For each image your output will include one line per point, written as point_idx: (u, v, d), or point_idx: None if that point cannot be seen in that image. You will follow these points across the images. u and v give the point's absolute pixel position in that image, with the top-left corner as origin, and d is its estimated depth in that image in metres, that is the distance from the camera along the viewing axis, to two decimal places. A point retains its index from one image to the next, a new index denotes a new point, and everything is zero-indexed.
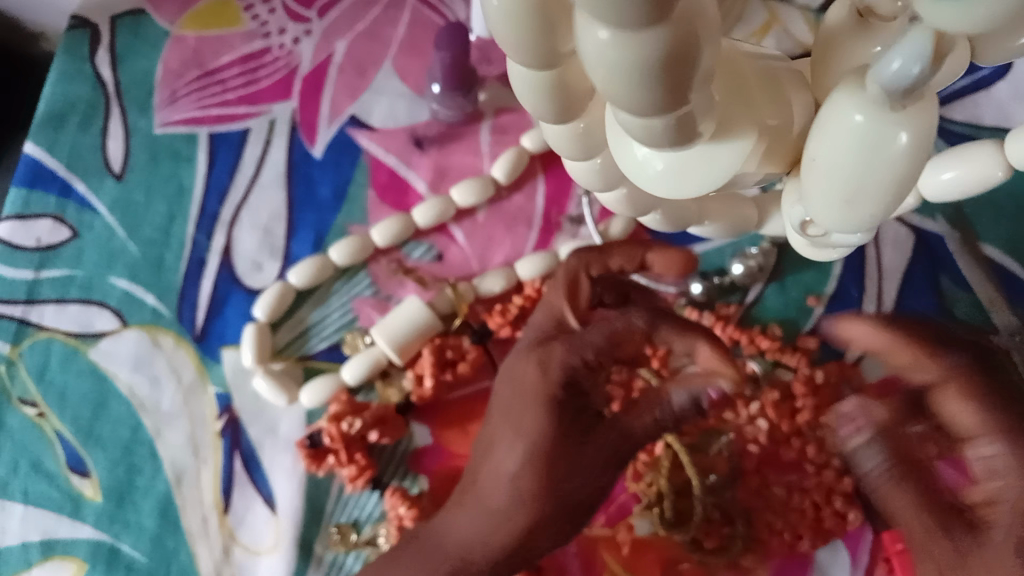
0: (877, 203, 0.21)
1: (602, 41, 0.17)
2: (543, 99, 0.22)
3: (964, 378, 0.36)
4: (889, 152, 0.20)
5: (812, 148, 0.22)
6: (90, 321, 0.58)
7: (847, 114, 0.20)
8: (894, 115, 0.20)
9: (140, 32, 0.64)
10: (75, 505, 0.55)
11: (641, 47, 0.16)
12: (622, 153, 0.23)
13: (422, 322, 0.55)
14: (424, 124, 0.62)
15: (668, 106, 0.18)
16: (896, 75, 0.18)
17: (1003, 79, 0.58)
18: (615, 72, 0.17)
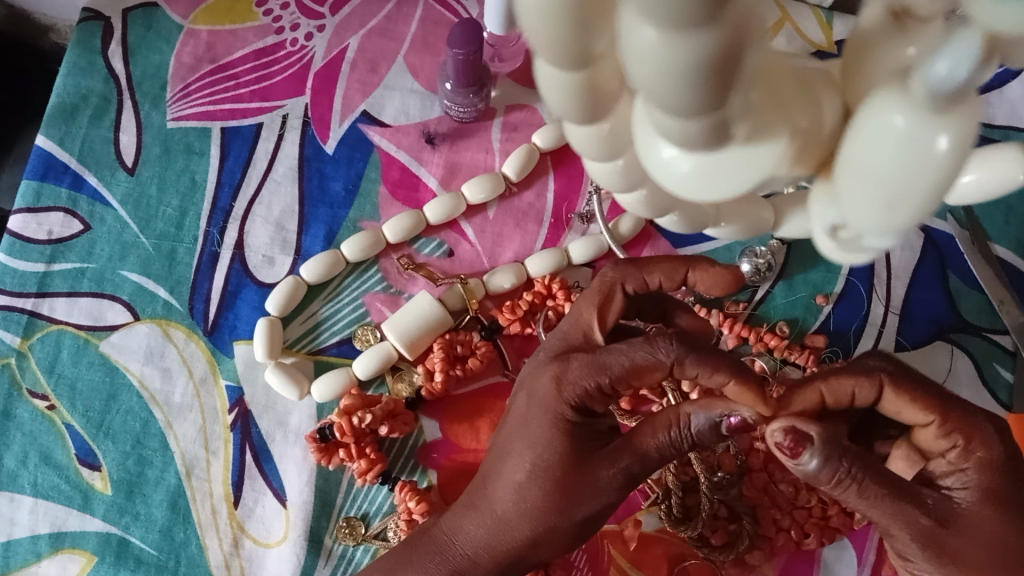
0: (917, 209, 0.19)
1: (648, 41, 0.16)
2: (573, 99, 0.20)
3: (898, 377, 0.40)
4: (933, 158, 0.18)
5: (848, 150, 0.20)
6: (101, 313, 0.59)
7: (887, 115, 0.18)
8: (939, 119, 0.18)
9: (152, 25, 0.64)
10: (85, 497, 0.56)
11: (690, 48, 0.16)
12: (648, 152, 0.21)
13: (433, 318, 0.56)
14: (436, 120, 0.62)
15: (708, 106, 0.17)
16: (942, 80, 0.17)
17: (1015, 79, 0.59)
18: (661, 71, 0.16)
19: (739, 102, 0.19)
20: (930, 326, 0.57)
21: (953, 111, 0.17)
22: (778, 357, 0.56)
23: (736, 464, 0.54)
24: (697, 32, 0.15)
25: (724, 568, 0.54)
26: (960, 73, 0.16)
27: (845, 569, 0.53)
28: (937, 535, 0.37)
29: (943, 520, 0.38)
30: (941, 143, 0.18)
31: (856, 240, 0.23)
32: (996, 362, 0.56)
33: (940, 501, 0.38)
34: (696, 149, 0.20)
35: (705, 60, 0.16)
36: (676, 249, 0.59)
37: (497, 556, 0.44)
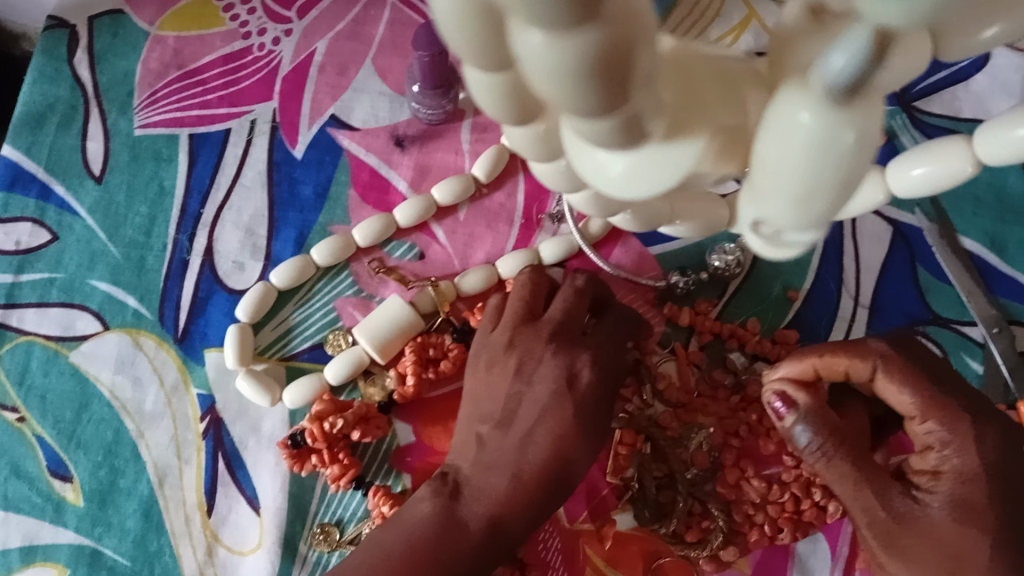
0: (831, 199, 0.20)
1: (536, 45, 0.16)
2: (499, 102, 0.21)
3: (892, 362, 0.44)
4: (837, 150, 0.19)
5: (760, 146, 0.20)
6: (71, 323, 0.58)
7: (792, 111, 0.19)
8: (840, 114, 0.18)
9: (119, 32, 0.64)
10: (57, 508, 0.55)
11: (575, 49, 0.16)
12: (577, 153, 0.21)
13: (404, 321, 0.56)
14: (405, 123, 0.62)
15: (611, 104, 0.17)
16: (837, 75, 0.17)
17: (981, 71, 0.59)
18: (553, 74, 0.16)
19: (647, 99, 0.19)
20: (900, 320, 0.57)
21: (853, 104, 0.18)
22: (749, 352, 0.56)
23: (709, 460, 0.54)
24: (580, 33, 0.15)
25: (699, 565, 0.53)
26: (852, 67, 0.17)
27: (819, 563, 0.53)
28: (888, 528, 0.42)
29: (900, 519, 0.42)
30: (846, 135, 0.18)
31: (779, 236, 0.24)
32: (965, 353, 0.56)
33: (905, 504, 0.42)
34: (619, 149, 0.20)
35: (593, 60, 0.16)
36: (648, 247, 0.59)
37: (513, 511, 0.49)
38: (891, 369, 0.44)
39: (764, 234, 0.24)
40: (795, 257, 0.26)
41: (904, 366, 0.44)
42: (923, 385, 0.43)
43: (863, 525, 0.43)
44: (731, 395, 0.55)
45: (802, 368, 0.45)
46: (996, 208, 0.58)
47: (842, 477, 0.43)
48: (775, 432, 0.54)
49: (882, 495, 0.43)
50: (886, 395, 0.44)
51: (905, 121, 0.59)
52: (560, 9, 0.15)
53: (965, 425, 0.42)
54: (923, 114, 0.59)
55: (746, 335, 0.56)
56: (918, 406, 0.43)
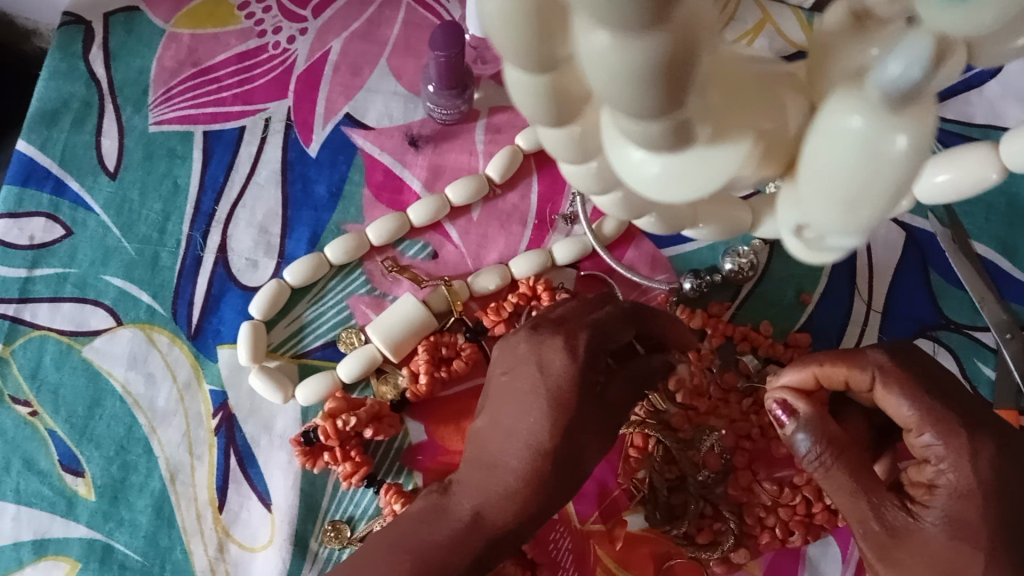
0: (878, 207, 0.20)
1: (600, 44, 0.16)
2: (541, 101, 0.20)
3: (888, 372, 0.43)
4: (890, 157, 0.19)
5: (807, 152, 0.20)
6: (84, 319, 0.58)
7: (844, 118, 0.19)
8: (896, 119, 0.18)
9: (134, 30, 0.64)
10: (69, 503, 0.55)
11: (639, 49, 0.16)
12: (616, 156, 0.21)
13: (417, 320, 0.56)
14: (419, 123, 0.62)
15: (665, 106, 0.18)
16: (894, 82, 0.17)
17: (995, 78, 0.59)
18: (615, 74, 0.16)
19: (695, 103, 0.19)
20: (912, 325, 0.57)
21: (906, 111, 0.18)
22: (762, 355, 0.56)
23: (721, 463, 0.54)
24: (646, 33, 0.15)
25: (709, 567, 0.54)
26: (911, 73, 0.17)
27: (830, 567, 0.54)
28: (880, 540, 0.42)
29: (895, 532, 0.42)
30: (899, 143, 0.18)
31: (819, 241, 0.24)
32: (977, 358, 0.56)
33: (900, 518, 0.42)
34: (661, 151, 0.20)
35: (655, 61, 0.16)
36: (660, 249, 0.59)
37: (496, 518, 0.45)
38: (888, 381, 0.43)
39: (804, 237, 0.24)
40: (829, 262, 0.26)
41: (905, 379, 0.42)
42: (921, 395, 0.42)
43: (858, 537, 0.43)
44: (741, 398, 0.55)
45: (802, 377, 0.46)
46: (1009, 215, 0.58)
47: (840, 486, 0.43)
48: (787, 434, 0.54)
49: (878, 509, 0.42)
50: (887, 406, 0.43)
51: None
52: (636, 10, 0.15)
53: (964, 440, 0.41)
54: (937, 120, 0.59)
55: (758, 338, 0.56)
56: (915, 419, 0.42)
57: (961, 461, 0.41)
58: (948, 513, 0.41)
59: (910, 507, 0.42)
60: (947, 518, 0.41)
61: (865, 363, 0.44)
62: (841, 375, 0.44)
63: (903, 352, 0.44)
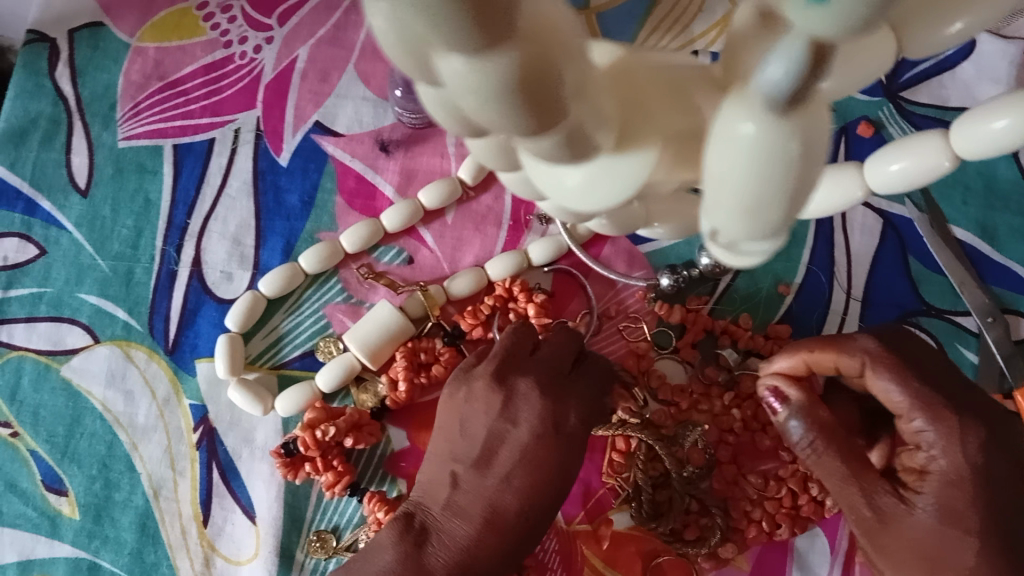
0: (780, 209, 0.19)
1: (455, 69, 0.15)
2: (443, 120, 0.20)
3: (877, 358, 0.43)
4: (782, 159, 0.18)
5: (707, 158, 0.19)
6: (61, 338, 0.58)
7: (736, 123, 0.18)
8: (783, 122, 0.17)
9: (100, 44, 0.63)
10: (52, 524, 0.55)
11: (493, 71, 0.15)
12: (530, 168, 0.21)
13: (395, 327, 0.56)
14: (390, 127, 0.62)
15: (540, 122, 0.17)
16: (776, 85, 0.16)
17: (967, 59, 0.59)
18: (478, 96, 0.16)
19: (583, 112, 0.19)
20: (892, 311, 0.57)
21: (795, 113, 0.17)
22: (742, 348, 0.56)
23: (705, 458, 0.54)
24: (495, 55, 0.15)
25: (697, 563, 0.53)
26: (790, 74, 0.16)
27: (817, 559, 0.53)
28: (870, 525, 0.42)
29: (884, 517, 0.41)
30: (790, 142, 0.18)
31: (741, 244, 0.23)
32: (959, 342, 0.56)
33: (891, 502, 0.41)
34: (568, 162, 0.20)
35: (513, 80, 0.16)
36: (636, 246, 0.59)
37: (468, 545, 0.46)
38: (877, 364, 0.43)
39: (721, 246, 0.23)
40: (758, 264, 0.25)
41: (893, 363, 0.43)
42: (910, 380, 0.42)
43: (850, 521, 0.43)
44: (723, 393, 0.55)
45: (795, 364, 0.46)
46: (985, 197, 0.58)
47: (831, 472, 0.43)
48: (770, 427, 0.55)
49: (869, 495, 0.42)
50: (875, 389, 0.43)
51: (891, 112, 0.59)
52: (468, 36, 0.14)
53: (952, 424, 0.41)
54: (911, 105, 0.59)
55: (738, 331, 0.56)
56: (906, 404, 0.42)
57: (951, 446, 0.40)
58: (942, 500, 0.40)
59: (903, 495, 0.41)
60: (938, 504, 0.40)
61: (852, 351, 0.44)
62: (829, 363, 0.44)
63: (890, 337, 0.45)
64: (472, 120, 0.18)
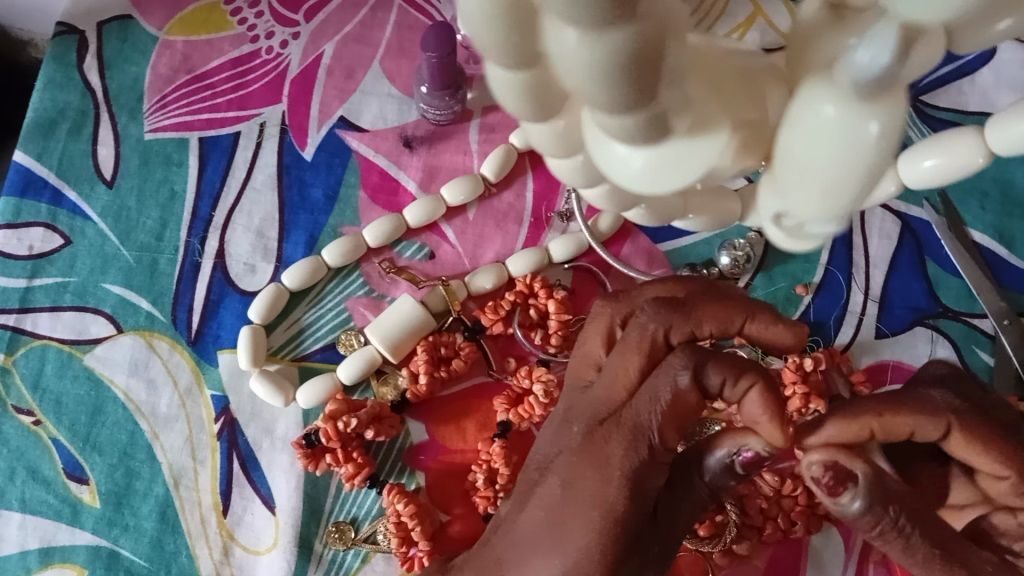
0: (850, 196, 0.21)
1: (568, 40, 0.16)
2: (523, 100, 0.21)
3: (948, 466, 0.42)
4: (865, 143, 0.19)
5: (788, 143, 0.21)
6: (85, 326, 0.59)
7: (822, 109, 0.19)
8: (866, 106, 0.19)
9: (128, 38, 0.64)
10: (74, 511, 0.56)
11: (610, 45, 0.16)
12: (600, 151, 0.22)
13: (415, 320, 0.56)
14: (414, 124, 0.62)
15: (641, 97, 0.18)
16: (863, 71, 0.18)
17: (987, 65, 0.59)
18: (589, 69, 0.17)
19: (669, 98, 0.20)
20: (910, 313, 0.57)
21: (879, 98, 0.18)
22: (758, 348, 0.56)
23: None
24: (614, 31, 0.16)
25: (713, 561, 0.54)
26: (878, 62, 0.17)
27: (833, 559, 0.55)
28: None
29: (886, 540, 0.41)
30: (871, 128, 0.19)
31: (799, 227, 0.25)
32: (976, 345, 0.56)
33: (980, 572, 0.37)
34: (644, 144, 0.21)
35: (628, 58, 0.16)
36: (656, 244, 0.60)
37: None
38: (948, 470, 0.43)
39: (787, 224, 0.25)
40: (810, 249, 0.28)
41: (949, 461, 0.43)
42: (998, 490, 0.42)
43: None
44: None
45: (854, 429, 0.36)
46: (1004, 201, 0.58)
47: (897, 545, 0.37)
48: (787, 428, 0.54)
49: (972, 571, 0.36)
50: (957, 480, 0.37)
51: (911, 113, 0.59)
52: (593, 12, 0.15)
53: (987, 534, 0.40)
54: (931, 109, 0.59)
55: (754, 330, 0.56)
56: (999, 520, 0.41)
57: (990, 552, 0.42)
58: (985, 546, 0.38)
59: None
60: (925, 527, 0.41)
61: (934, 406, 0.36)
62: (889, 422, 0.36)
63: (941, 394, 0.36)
64: (566, 91, 0.19)
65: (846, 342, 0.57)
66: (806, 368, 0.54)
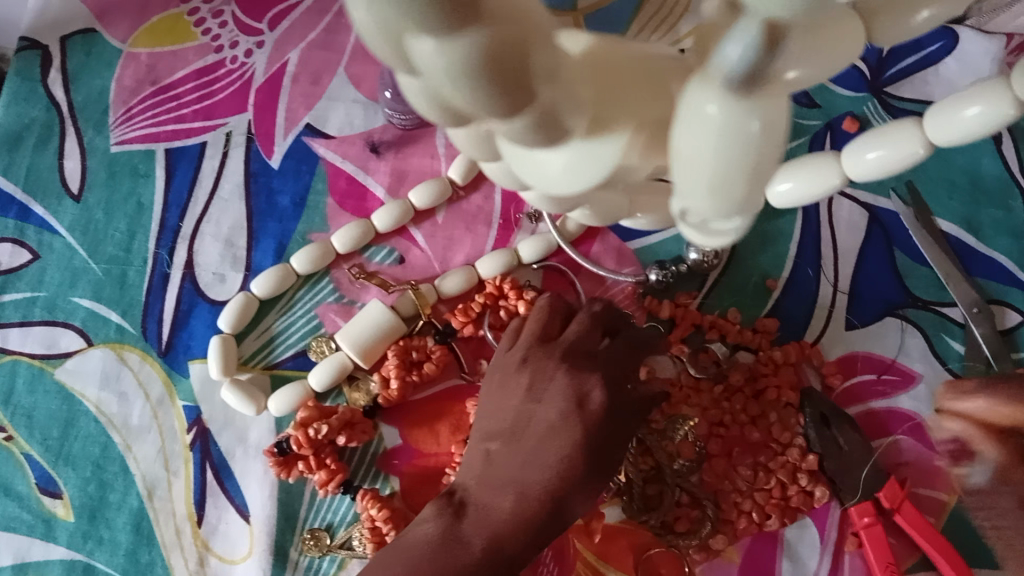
0: (741, 187, 0.22)
1: (429, 52, 0.18)
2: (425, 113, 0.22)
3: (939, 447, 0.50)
4: (747, 133, 0.20)
5: (675, 138, 0.22)
6: (55, 340, 0.59)
7: (702, 104, 0.20)
8: (744, 101, 0.20)
9: (92, 50, 0.64)
10: (47, 526, 0.56)
11: (466, 51, 0.17)
12: (519, 159, 0.24)
13: (386, 325, 0.57)
14: (380, 129, 0.62)
15: (515, 101, 0.19)
16: (735, 64, 0.19)
17: (951, 54, 0.59)
18: (455, 78, 0.18)
19: (549, 97, 0.21)
20: (878, 304, 0.57)
21: (754, 93, 0.19)
22: (730, 342, 0.57)
23: (696, 452, 0.55)
24: (465, 35, 0.17)
25: (689, 556, 0.55)
26: (747, 57, 0.18)
27: (807, 550, 0.55)
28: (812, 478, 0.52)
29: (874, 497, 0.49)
30: (750, 121, 0.20)
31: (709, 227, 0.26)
32: (945, 334, 0.56)
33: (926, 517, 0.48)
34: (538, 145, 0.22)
35: (483, 59, 0.18)
36: (626, 242, 0.60)
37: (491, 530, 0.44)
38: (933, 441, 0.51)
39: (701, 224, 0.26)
40: (726, 245, 0.28)
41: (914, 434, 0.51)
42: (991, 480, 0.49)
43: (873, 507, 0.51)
44: (712, 386, 0.56)
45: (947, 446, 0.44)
46: (970, 190, 0.58)
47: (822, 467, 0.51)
48: (758, 421, 0.55)
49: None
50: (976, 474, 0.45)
51: (875, 107, 0.59)
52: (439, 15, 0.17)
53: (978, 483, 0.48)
54: (894, 100, 0.59)
55: (726, 324, 0.57)
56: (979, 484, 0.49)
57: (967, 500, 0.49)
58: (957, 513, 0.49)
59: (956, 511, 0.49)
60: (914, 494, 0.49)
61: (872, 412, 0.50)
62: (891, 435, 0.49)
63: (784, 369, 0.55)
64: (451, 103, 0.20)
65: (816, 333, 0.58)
66: (777, 359, 0.56)
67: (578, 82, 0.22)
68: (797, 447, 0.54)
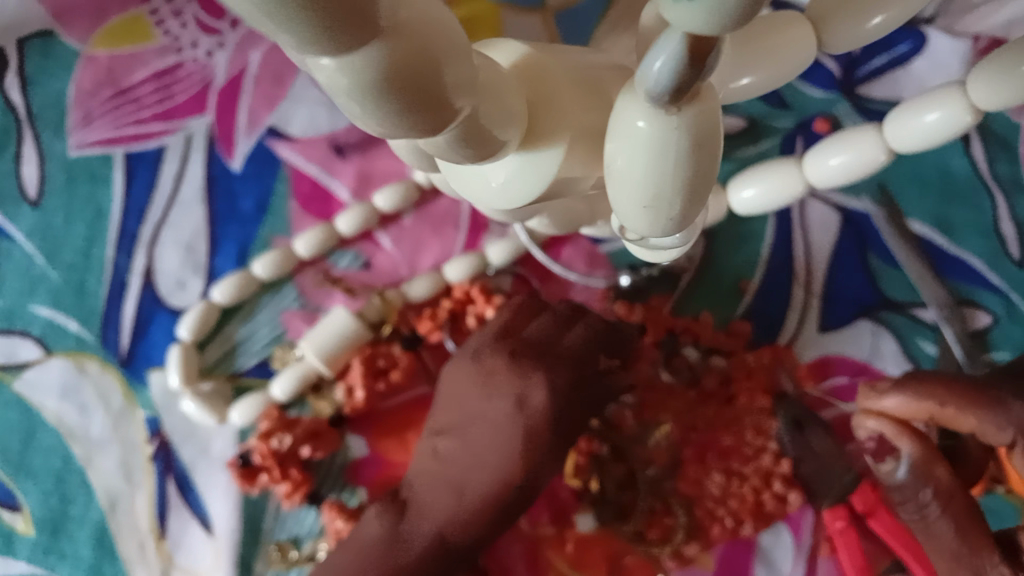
0: (673, 207, 0.21)
1: (327, 69, 0.17)
2: None
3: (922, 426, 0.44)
4: (676, 151, 0.20)
5: (609, 150, 0.21)
6: (14, 350, 0.58)
7: (632, 119, 0.20)
8: (670, 117, 0.19)
9: (49, 52, 0.62)
10: (8, 540, 0.55)
11: (367, 69, 0.16)
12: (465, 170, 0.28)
13: (351, 331, 0.54)
14: (345, 131, 0.60)
15: (430, 115, 0.19)
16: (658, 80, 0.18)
17: (920, 54, 0.57)
18: (359, 96, 0.17)
19: (466, 108, 0.20)
20: (853, 307, 0.56)
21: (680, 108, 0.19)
22: (704, 347, 0.56)
23: (669, 457, 0.55)
24: (364, 51, 0.16)
25: (663, 563, 0.54)
26: (670, 71, 0.17)
27: (781, 556, 0.54)
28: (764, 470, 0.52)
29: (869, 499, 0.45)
30: (677, 138, 0.19)
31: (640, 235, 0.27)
32: (918, 337, 0.56)
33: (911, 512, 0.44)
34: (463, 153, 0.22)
35: (381, 78, 0.17)
36: (597, 245, 0.58)
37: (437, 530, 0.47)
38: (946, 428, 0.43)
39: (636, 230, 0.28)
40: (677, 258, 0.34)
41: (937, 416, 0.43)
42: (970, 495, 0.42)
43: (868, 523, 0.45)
44: (687, 389, 0.55)
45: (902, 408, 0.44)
46: (945, 189, 0.57)
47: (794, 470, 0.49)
48: (731, 425, 0.54)
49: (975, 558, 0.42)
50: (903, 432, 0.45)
51: (848, 108, 0.58)
52: (321, 40, 0.15)
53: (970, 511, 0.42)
54: (865, 100, 0.58)
55: (699, 328, 0.56)
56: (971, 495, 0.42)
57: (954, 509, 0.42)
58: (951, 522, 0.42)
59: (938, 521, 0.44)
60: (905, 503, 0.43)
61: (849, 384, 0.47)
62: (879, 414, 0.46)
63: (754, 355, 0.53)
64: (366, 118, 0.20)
65: (790, 335, 0.56)
66: (749, 363, 0.55)
67: (498, 94, 0.22)
68: (770, 452, 0.53)
